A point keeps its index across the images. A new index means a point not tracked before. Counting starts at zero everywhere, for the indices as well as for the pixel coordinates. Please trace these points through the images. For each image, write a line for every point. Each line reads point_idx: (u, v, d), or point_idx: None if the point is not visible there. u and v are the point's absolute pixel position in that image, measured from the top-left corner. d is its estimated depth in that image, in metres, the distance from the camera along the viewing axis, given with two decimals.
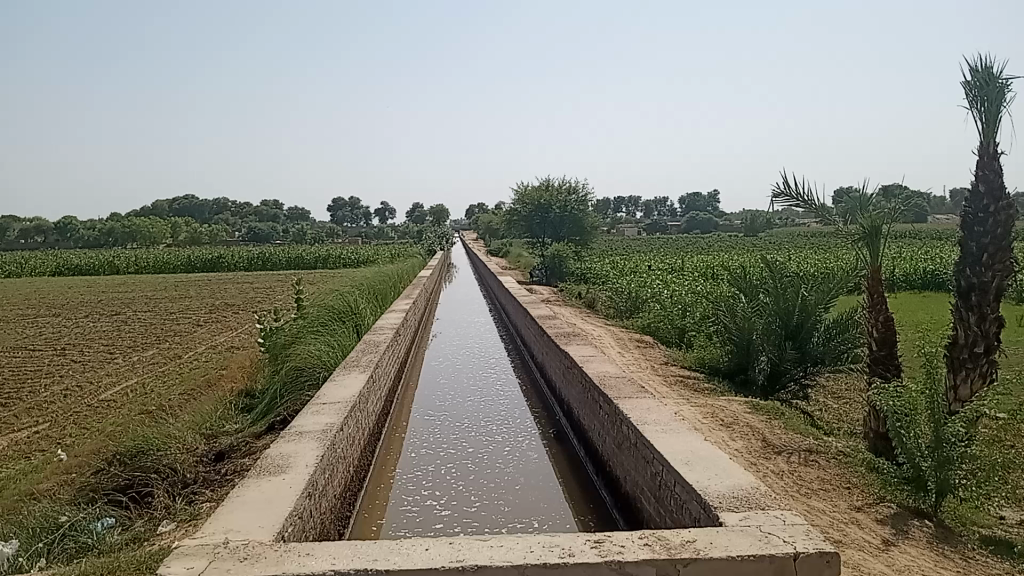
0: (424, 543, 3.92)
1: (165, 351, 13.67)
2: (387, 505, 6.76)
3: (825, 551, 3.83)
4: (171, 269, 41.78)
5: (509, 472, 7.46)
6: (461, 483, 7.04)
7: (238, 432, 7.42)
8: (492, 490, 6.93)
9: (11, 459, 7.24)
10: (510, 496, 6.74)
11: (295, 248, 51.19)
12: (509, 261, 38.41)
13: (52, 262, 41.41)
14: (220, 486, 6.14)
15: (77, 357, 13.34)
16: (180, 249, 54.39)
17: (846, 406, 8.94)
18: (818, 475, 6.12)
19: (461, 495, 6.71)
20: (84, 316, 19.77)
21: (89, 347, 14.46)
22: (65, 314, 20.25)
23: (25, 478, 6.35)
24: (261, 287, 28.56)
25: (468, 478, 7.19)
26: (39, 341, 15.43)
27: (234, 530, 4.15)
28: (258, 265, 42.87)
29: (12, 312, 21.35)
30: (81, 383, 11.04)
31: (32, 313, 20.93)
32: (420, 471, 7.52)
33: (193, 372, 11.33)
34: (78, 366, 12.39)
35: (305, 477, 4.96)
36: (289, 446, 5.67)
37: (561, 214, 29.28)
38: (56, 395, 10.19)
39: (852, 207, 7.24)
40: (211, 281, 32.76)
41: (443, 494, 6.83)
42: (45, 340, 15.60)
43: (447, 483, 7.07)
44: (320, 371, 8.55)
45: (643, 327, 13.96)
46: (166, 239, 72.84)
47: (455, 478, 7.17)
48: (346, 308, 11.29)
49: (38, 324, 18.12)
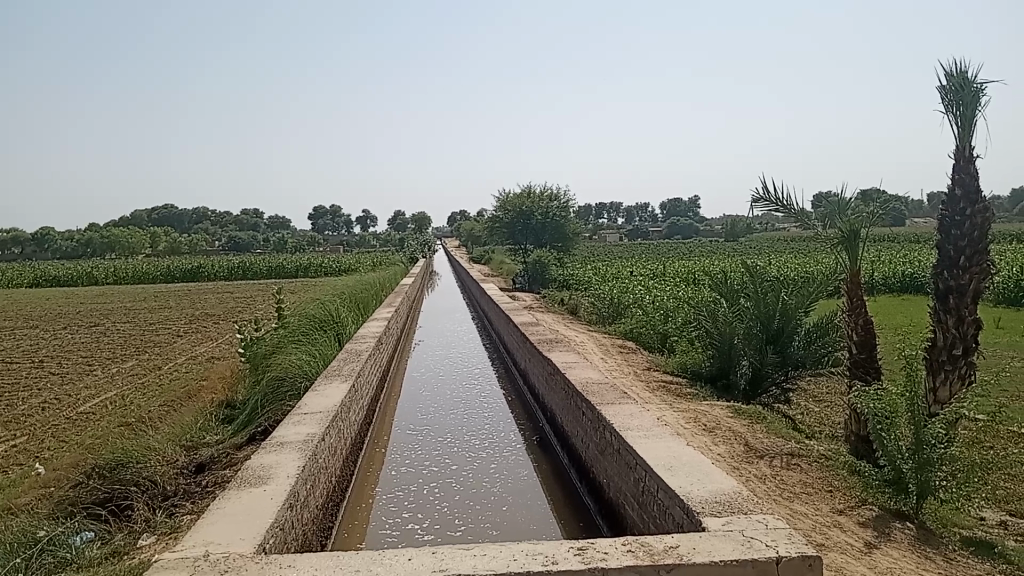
0: (407, 553, 3.90)
1: (146, 362, 13.54)
2: (371, 516, 6.71)
3: (808, 554, 3.84)
4: (151, 279, 41.46)
5: (492, 481, 7.44)
6: (446, 505, 6.76)
7: (219, 443, 7.36)
8: (476, 503, 6.82)
9: None
10: (497, 519, 6.48)
11: (276, 257, 50.98)
12: (491, 268, 38.49)
13: (29, 273, 40.99)
14: (201, 498, 6.08)
15: (55, 369, 13.18)
16: (159, 259, 54.01)
17: (827, 409, 9.00)
18: (800, 479, 6.15)
19: (445, 519, 6.43)
20: (63, 328, 19.56)
21: (68, 359, 14.30)
22: (42, 326, 20.02)
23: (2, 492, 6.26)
24: (242, 297, 28.43)
25: (453, 499, 6.92)
26: (17, 354, 15.26)
27: (215, 543, 4.10)
28: (239, 275, 42.65)
29: None
30: (60, 395, 10.91)
31: (9, 325, 20.70)
32: (401, 491, 7.25)
33: (173, 384, 11.23)
34: (56, 378, 12.25)
35: (287, 488, 4.92)
36: (270, 456, 5.63)
37: (543, 221, 29.35)
38: (34, 408, 10.07)
39: (831, 212, 7.30)
40: (191, 291, 32.53)
41: (426, 504, 6.80)
42: (23, 353, 15.41)
43: (430, 505, 6.79)
44: (301, 381, 8.51)
45: (625, 332, 14.00)
46: (145, 249, 72.29)
47: (440, 500, 6.89)
48: (327, 317, 11.24)
49: (15, 337, 17.89)
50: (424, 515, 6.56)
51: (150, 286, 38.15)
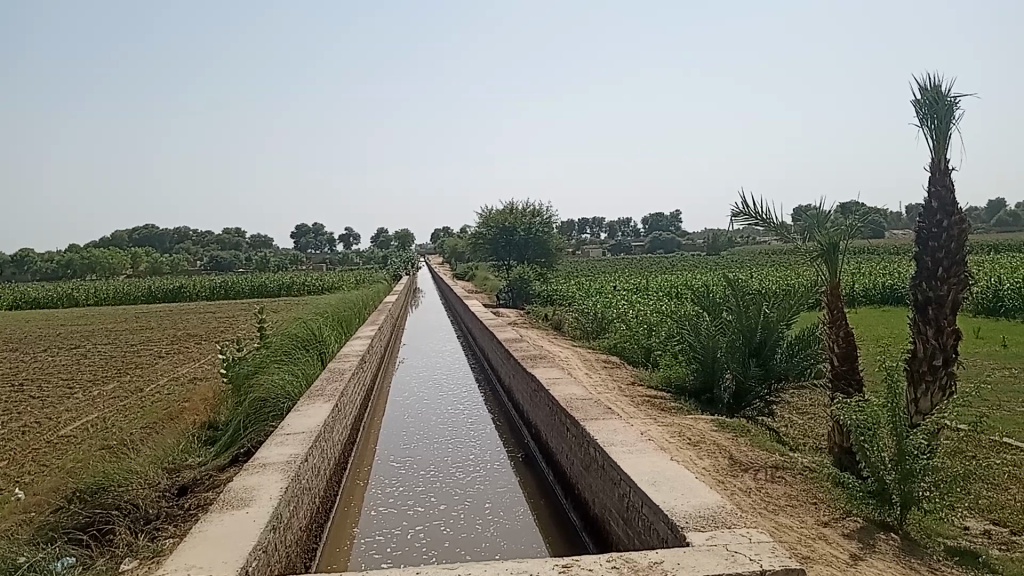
0: (391, 574, 3.89)
1: (129, 383, 13.45)
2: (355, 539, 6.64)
3: (791, 567, 3.85)
4: (132, 300, 41.15)
5: (485, 523, 6.80)
6: (432, 555, 6.06)
7: (201, 465, 7.31)
8: (467, 552, 6.13)
9: None
10: None
11: (258, 276, 50.73)
12: (475, 284, 38.46)
13: (9, 295, 40.54)
14: (184, 521, 6.02)
15: (35, 392, 13.04)
16: (140, 280, 53.56)
17: (811, 421, 9.06)
18: (785, 492, 6.18)
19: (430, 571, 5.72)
20: (42, 350, 19.36)
21: (48, 382, 14.15)
22: (21, 349, 19.82)
23: None
24: (225, 317, 28.31)
25: (442, 547, 6.24)
26: None
27: (198, 566, 4.07)
28: (221, 294, 42.40)
29: None
30: (39, 419, 10.80)
31: None
32: (383, 536, 6.60)
33: (155, 406, 11.14)
34: (37, 402, 12.12)
35: (270, 510, 4.89)
36: (252, 478, 5.59)
37: (526, 237, 29.40)
38: (15, 432, 9.96)
39: (809, 225, 7.37)
40: (173, 312, 32.29)
41: (414, 523, 6.81)
42: (2, 376, 15.23)
43: (415, 555, 6.09)
44: (283, 402, 8.46)
45: (609, 346, 14.04)
46: (126, 270, 71.86)
47: (427, 548, 6.21)
48: (310, 336, 11.20)
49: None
50: (408, 554, 6.11)
51: (132, 307, 37.83)
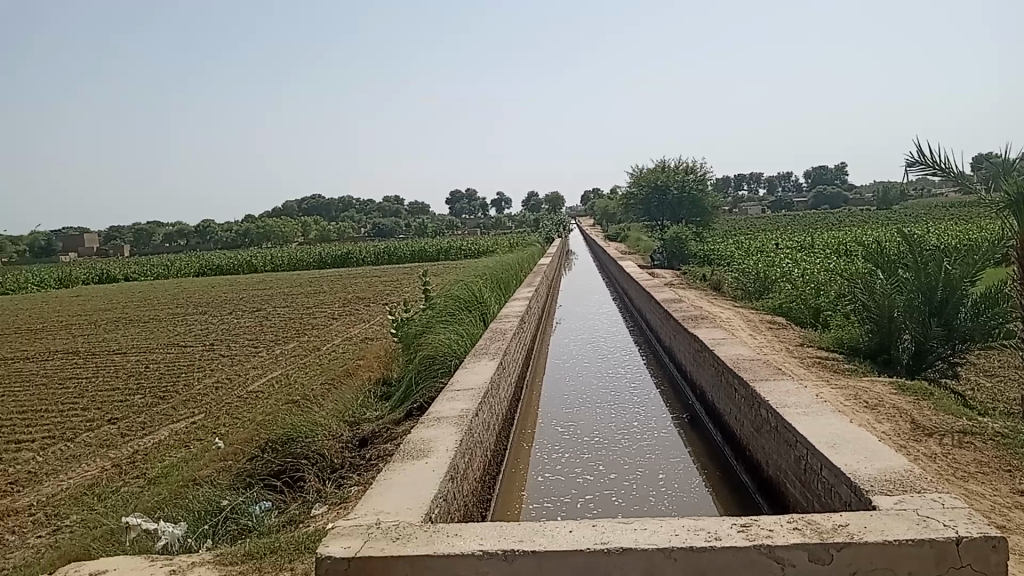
0: (568, 526, 3.95)
1: (307, 343, 14.35)
2: (526, 503, 6.66)
3: (992, 535, 3.59)
4: (304, 265, 43.80)
5: (658, 495, 6.59)
6: None
7: (378, 419, 7.71)
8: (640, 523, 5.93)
9: (176, 448, 8.88)
10: None
11: (418, 241, 52.57)
12: (630, 244, 38.24)
13: (198, 263, 44.18)
14: (366, 470, 6.37)
15: (226, 350, 14.28)
16: (310, 247, 56.82)
17: (1002, 385, 8.40)
18: (976, 458, 5.77)
19: None
20: (230, 312, 21.09)
21: (237, 341, 15.44)
22: (214, 312, 21.63)
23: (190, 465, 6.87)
24: (389, 280, 29.62)
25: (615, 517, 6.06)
26: (192, 337, 16.59)
27: (385, 511, 4.29)
28: (384, 259, 44.31)
29: (169, 313, 22.97)
30: (231, 375, 11.81)
31: (185, 312, 22.48)
32: (554, 503, 6.51)
33: (332, 363, 11.88)
34: (227, 359, 13.26)
35: (447, 461, 5.08)
36: (428, 431, 5.82)
37: (679, 195, 28.67)
38: (210, 384, 11.42)
39: (995, 173, 6.76)
40: (342, 276, 34.10)
41: (584, 491, 6.67)
42: (197, 336, 16.75)
43: None
44: (451, 359, 8.72)
45: (773, 307, 13.56)
46: (296, 238, 76.41)
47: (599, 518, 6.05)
48: (472, 298, 11.49)
49: (192, 322, 19.45)
50: None
51: (304, 273, 40.31)
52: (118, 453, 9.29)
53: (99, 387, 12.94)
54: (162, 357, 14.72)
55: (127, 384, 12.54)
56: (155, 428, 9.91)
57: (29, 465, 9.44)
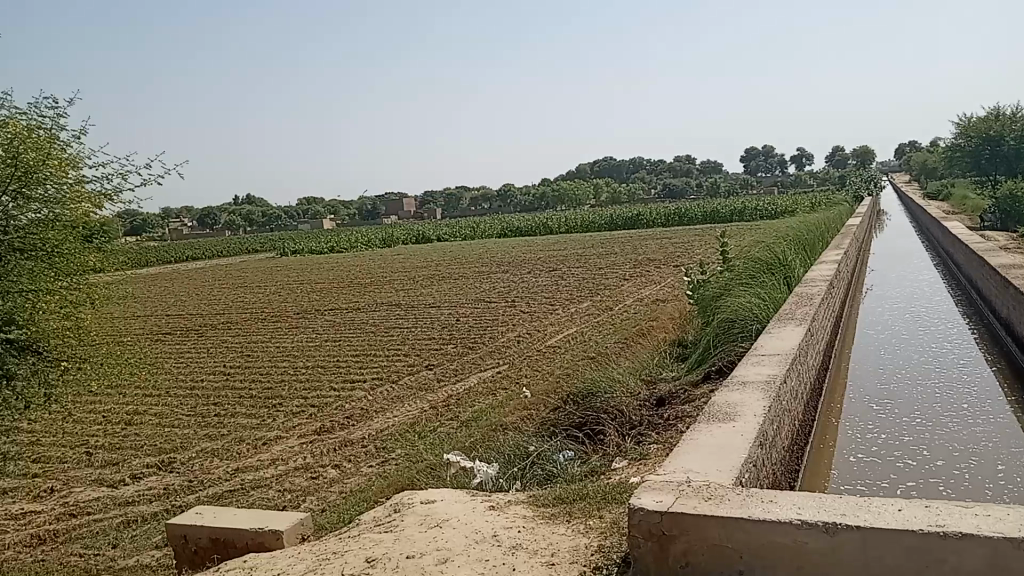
0: (897, 504, 3.69)
1: (604, 301, 14.78)
2: (838, 485, 6.30)
3: None
4: (597, 227, 44.96)
5: (996, 489, 5.89)
6: None
7: (676, 381, 7.78)
8: None
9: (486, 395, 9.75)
10: None
11: (710, 202, 51.62)
12: (953, 202, 34.68)
13: (499, 226, 47.11)
14: (665, 429, 6.42)
15: (526, 307, 15.11)
16: (602, 210, 58.06)
17: None
18: None
19: None
20: (530, 273, 22.27)
21: (536, 298, 16.24)
22: (516, 271, 22.99)
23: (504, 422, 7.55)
24: (681, 242, 29.42)
25: None
26: (497, 295, 17.79)
27: (695, 471, 4.30)
28: (675, 221, 44.13)
29: (476, 273, 24.82)
30: (532, 331, 12.56)
31: (489, 272, 24.12)
32: (871, 488, 6.07)
33: (627, 322, 12.13)
34: (528, 315, 14.05)
35: (756, 427, 4.94)
36: (734, 395, 5.70)
37: (1018, 146, 25.61)
38: (515, 340, 12.24)
39: None
40: (634, 238, 34.52)
41: (906, 478, 6.15)
42: (501, 293, 17.97)
43: None
44: (753, 322, 8.41)
45: None
46: (588, 200, 78.44)
47: None
48: (775, 260, 11.01)
49: (495, 281, 20.82)
50: None
51: (599, 234, 41.40)
52: (435, 395, 10.31)
53: (420, 335, 14.53)
54: (474, 311, 15.94)
55: (443, 334, 13.89)
56: (465, 375, 10.83)
57: (366, 398, 10.92)
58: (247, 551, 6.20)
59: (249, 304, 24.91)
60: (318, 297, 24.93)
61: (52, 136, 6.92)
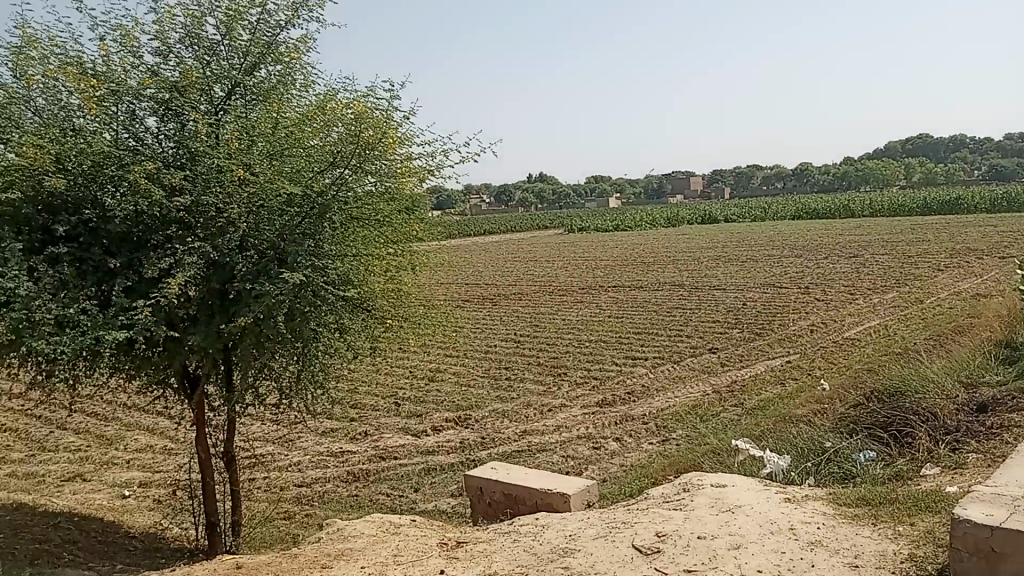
0: None
1: (890, 329, 14.04)
2: None
3: None
4: (904, 213, 41.51)
5: None
6: None
7: (1002, 384, 7.63)
8: None
9: (795, 397, 10.31)
10: None
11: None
12: None
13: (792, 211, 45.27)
14: (983, 440, 6.64)
15: (839, 329, 14.65)
16: (910, 196, 53.35)
17: None
18: None
19: None
20: (830, 271, 21.23)
21: (847, 317, 15.56)
22: (802, 269, 22.15)
23: (814, 419, 8.10)
24: (1007, 234, 26.26)
25: None
26: (803, 302, 17.38)
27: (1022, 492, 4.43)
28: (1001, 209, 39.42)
29: (768, 263, 24.16)
30: (843, 359, 12.40)
31: (783, 265, 23.35)
32: None
33: (953, 330, 11.57)
34: (845, 341, 13.70)
35: None
36: None
37: None
38: (789, 370, 12.14)
39: None
40: (948, 227, 31.38)
41: None
42: (805, 300, 17.59)
43: None
44: None
45: None
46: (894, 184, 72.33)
47: None
48: None
49: (795, 281, 20.10)
50: None
51: (907, 221, 38.14)
52: (745, 402, 10.82)
53: (691, 341, 14.84)
54: (757, 319, 15.95)
55: (713, 349, 14.14)
56: (771, 392, 11.10)
57: (634, 404, 11.61)
58: (534, 508, 6.89)
59: (536, 276, 26.20)
60: (605, 273, 25.64)
61: (388, 116, 7.67)
